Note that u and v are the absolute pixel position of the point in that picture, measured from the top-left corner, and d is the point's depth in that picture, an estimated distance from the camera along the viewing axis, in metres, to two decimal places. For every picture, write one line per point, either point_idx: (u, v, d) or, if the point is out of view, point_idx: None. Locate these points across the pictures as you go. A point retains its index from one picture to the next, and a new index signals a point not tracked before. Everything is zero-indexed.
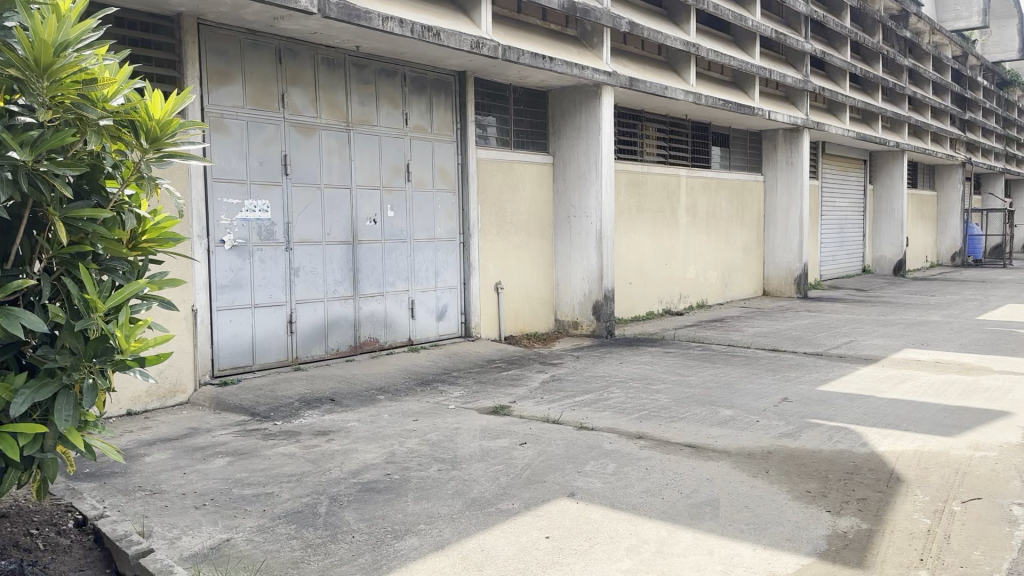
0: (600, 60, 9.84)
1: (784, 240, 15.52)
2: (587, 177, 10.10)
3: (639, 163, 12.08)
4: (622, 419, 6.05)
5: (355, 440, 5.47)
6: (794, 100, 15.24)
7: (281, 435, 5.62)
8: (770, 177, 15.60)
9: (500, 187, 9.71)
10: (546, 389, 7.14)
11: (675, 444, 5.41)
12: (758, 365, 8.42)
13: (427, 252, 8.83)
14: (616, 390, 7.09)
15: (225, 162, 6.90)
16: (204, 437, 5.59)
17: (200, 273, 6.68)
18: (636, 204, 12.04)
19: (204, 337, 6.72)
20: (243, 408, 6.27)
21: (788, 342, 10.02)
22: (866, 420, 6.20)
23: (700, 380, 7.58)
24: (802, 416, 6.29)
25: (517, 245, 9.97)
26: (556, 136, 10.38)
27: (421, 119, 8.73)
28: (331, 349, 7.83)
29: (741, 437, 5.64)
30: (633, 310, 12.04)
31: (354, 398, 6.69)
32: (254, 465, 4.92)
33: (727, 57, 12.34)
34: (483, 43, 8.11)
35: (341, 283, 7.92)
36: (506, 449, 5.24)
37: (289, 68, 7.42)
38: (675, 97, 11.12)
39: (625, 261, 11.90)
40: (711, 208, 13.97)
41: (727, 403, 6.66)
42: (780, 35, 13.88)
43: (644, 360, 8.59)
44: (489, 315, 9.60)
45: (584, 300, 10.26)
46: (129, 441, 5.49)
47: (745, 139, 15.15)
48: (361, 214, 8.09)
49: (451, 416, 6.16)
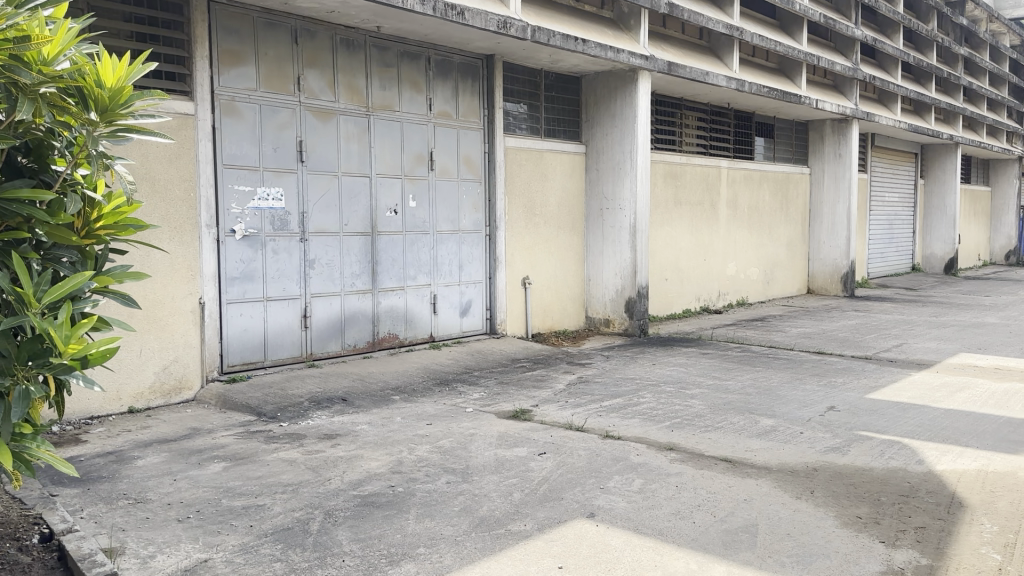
0: (637, 43, 9.33)
1: (830, 236, 14.85)
2: (621, 167, 9.61)
3: (678, 154, 11.54)
4: (653, 427, 5.59)
5: (361, 446, 5.08)
6: (842, 89, 14.54)
7: (285, 438, 5.26)
8: (816, 170, 14.91)
9: (530, 176, 9.27)
10: (573, 392, 6.69)
11: (709, 458, 4.93)
12: (802, 369, 7.87)
13: (451, 245, 8.44)
14: (647, 394, 6.61)
15: (236, 147, 6.57)
16: (203, 439, 5.25)
17: (209, 264, 6.36)
18: (674, 197, 11.50)
19: (212, 331, 6.41)
20: (249, 407, 5.92)
21: (834, 344, 9.43)
22: (921, 433, 5.64)
23: (739, 385, 7.07)
24: (851, 428, 5.76)
25: (547, 238, 9.53)
26: (589, 125, 9.92)
27: (446, 105, 8.33)
28: (347, 345, 7.48)
29: (782, 451, 5.14)
30: (669, 307, 11.52)
31: (367, 399, 6.31)
32: (251, 472, 4.57)
33: (772, 42, 11.73)
34: (511, 24, 7.67)
35: (360, 276, 7.56)
36: (523, 459, 4.82)
37: (306, 49, 7.06)
38: (717, 83, 10.56)
39: (661, 256, 11.38)
40: (754, 201, 13.37)
41: (767, 412, 6.15)
42: (829, 20, 13.19)
43: (679, 362, 8.09)
44: (516, 312, 9.17)
45: (616, 297, 9.78)
46: (125, 442, 5.18)
47: (790, 129, 14.50)
48: (382, 204, 7.72)
49: (468, 420, 5.74)
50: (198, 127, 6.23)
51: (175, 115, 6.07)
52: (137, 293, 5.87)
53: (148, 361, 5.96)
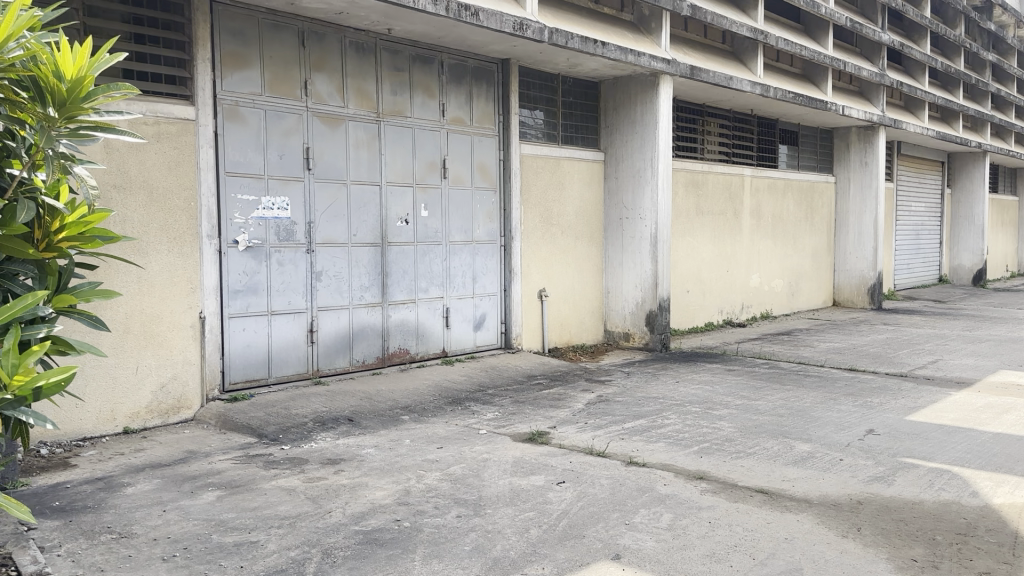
0: (658, 47, 8.98)
1: (857, 247, 14.40)
2: (641, 175, 9.25)
3: (700, 162, 11.17)
4: (680, 453, 5.20)
5: (366, 473, 4.72)
6: (868, 96, 14.11)
7: (286, 463, 4.92)
8: (841, 178, 14.49)
9: (547, 185, 8.93)
10: (593, 413, 6.31)
11: (743, 489, 4.54)
12: (834, 389, 7.45)
13: (464, 256, 8.10)
14: (672, 416, 6.22)
15: (240, 154, 6.27)
16: (199, 464, 4.92)
17: (210, 276, 6.05)
18: (696, 206, 11.12)
19: (213, 347, 6.10)
20: (250, 429, 5.60)
21: (866, 361, 8.99)
22: (971, 460, 5.22)
23: (770, 405, 6.67)
24: (894, 454, 5.35)
25: (564, 249, 9.17)
26: (608, 131, 9.57)
27: (460, 110, 8.01)
28: (355, 361, 7.14)
29: (821, 482, 4.74)
30: (691, 320, 11.12)
31: (375, 420, 5.96)
32: (247, 502, 4.22)
33: (797, 46, 11.36)
34: (527, 25, 7.33)
35: (369, 289, 7.23)
36: (541, 490, 4.44)
37: (314, 52, 6.76)
38: (741, 88, 10.19)
39: (683, 267, 10.98)
40: (778, 211, 12.96)
41: (802, 436, 5.75)
42: (855, 24, 12.78)
43: (704, 379, 7.69)
44: (532, 326, 8.81)
45: (636, 309, 9.40)
46: (116, 467, 4.86)
47: (814, 137, 14.09)
48: (392, 213, 7.39)
49: (482, 444, 5.38)
50: (199, 133, 5.94)
51: (175, 120, 5.78)
52: (133, 306, 5.58)
53: (144, 379, 5.66)
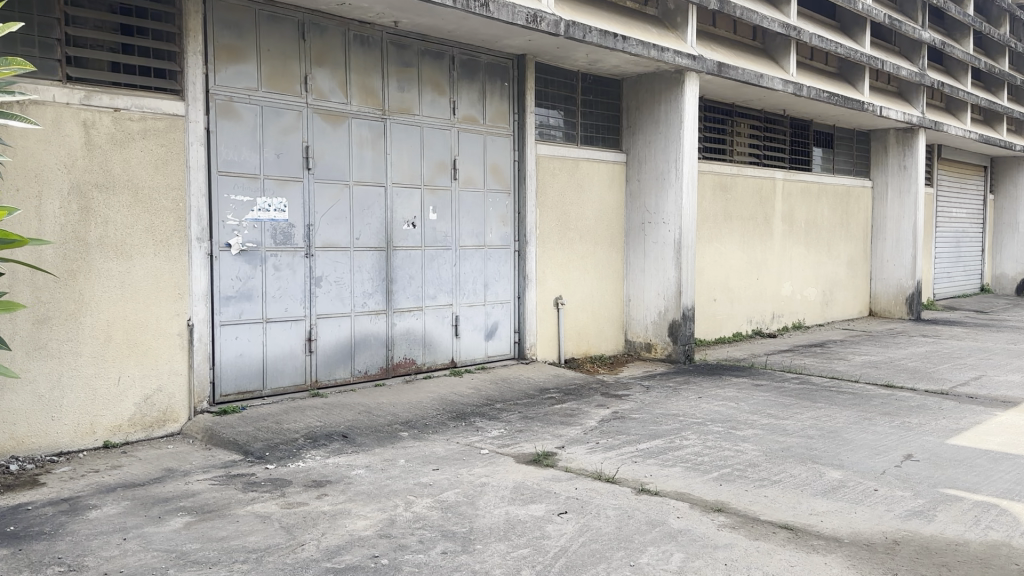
0: (684, 43, 8.52)
1: (894, 254, 13.78)
2: (665, 177, 8.79)
3: (729, 164, 10.66)
4: (697, 480, 4.74)
5: (351, 498, 4.33)
6: (908, 96, 13.48)
7: (267, 485, 4.55)
8: (879, 183, 13.88)
9: (565, 187, 8.50)
10: (606, 431, 5.86)
11: (765, 524, 4.08)
12: (868, 407, 6.92)
13: (475, 261, 7.71)
14: (692, 436, 5.75)
15: (234, 153, 5.94)
16: (174, 485, 4.56)
17: (200, 282, 5.72)
18: (724, 210, 10.62)
19: (203, 356, 5.75)
20: (236, 445, 5.24)
21: (904, 376, 8.42)
22: (1022, 493, 4.69)
23: (799, 426, 6.18)
24: (934, 484, 4.84)
25: (582, 255, 8.73)
26: (631, 132, 9.14)
27: (472, 108, 7.63)
28: (357, 372, 6.78)
29: (853, 517, 4.26)
30: (718, 330, 10.60)
31: (371, 436, 5.58)
32: (215, 531, 3.86)
33: (832, 44, 10.81)
34: (542, 17, 6.91)
35: (372, 295, 6.86)
36: (539, 521, 4.02)
37: (315, 46, 6.42)
38: (772, 87, 9.68)
39: (710, 275, 10.48)
40: (811, 216, 12.41)
41: (833, 462, 5.27)
42: (894, 21, 12.19)
43: (729, 395, 7.22)
44: (548, 335, 8.38)
45: (659, 319, 8.93)
46: (86, 487, 4.52)
47: (850, 139, 13.49)
48: (398, 216, 7.02)
49: (482, 466, 4.97)
50: (189, 130, 5.61)
51: (162, 116, 5.46)
52: (115, 313, 5.26)
53: (127, 390, 5.34)
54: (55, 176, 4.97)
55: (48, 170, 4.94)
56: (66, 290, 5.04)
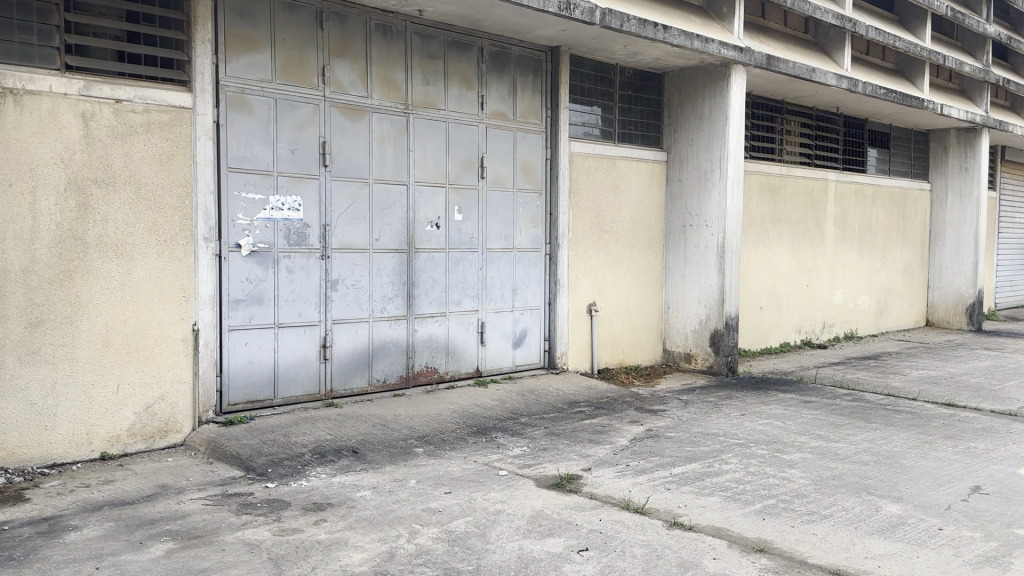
0: (730, 34, 7.99)
1: (954, 261, 13.01)
2: (708, 177, 8.28)
3: (778, 165, 10.08)
4: (737, 514, 4.25)
5: (351, 526, 3.94)
6: (970, 95, 12.70)
7: (263, 507, 4.19)
8: (937, 186, 13.13)
9: (600, 187, 8.04)
10: (638, 452, 5.39)
11: (814, 570, 3.59)
12: (928, 429, 6.32)
13: (503, 265, 7.29)
14: (733, 460, 5.25)
15: (245, 148, 5.62)
16: (164, 505, 4.22)
17: (207, 284, 5.40)
18: (772, 213, 10.04)
19: (209, 363, 5.43)
20: (238, 460, 4.90)
21: (967, 394, 7.78)
22: None
23: (851, 449, 5.64)
24: (1007, 524, 4.28)
25: (617, 259, 8.26)
26: (672, 129, 8.64)
27: (502, 104, 7.22)
28: (375, 381, 6.42)
29: (915, 562, 3.74)
30: (763, 340, 10.02)
31: (383, 453, 5.18)
32: (197, 561, 3.50)
33: (890, 37, 10.15)
34: (576, 4, 6.45)
35: (393, 300, 6.49)
36: (557, 560, 3.58)
37: (334, 36, 6.07)
38: (825, 81, 9.08)
39: (756, 281, 9.91)
40: (865, 220, 11.74)
41: (889, 493, 4.73)
42: (956, 15, 11.46)
43: (774, 412, 6.68)
44: (580, 344, 7.92)
45: (699, 328, 8.41)
46: (71, 504, 4.20)
47: (908, 139, 12.77)
48: (420, 216, 6.64)
49: (498, 490, 4.54)
50: (197, 123, 5.29)
51: (168, 108, 5.15)
52: (114, 316, 4.96)
53: (127, 399, 5.03)
54: (50, 172, 4.68)
55: (42, 164, 4.65)
56: (61, 293, 4.74)
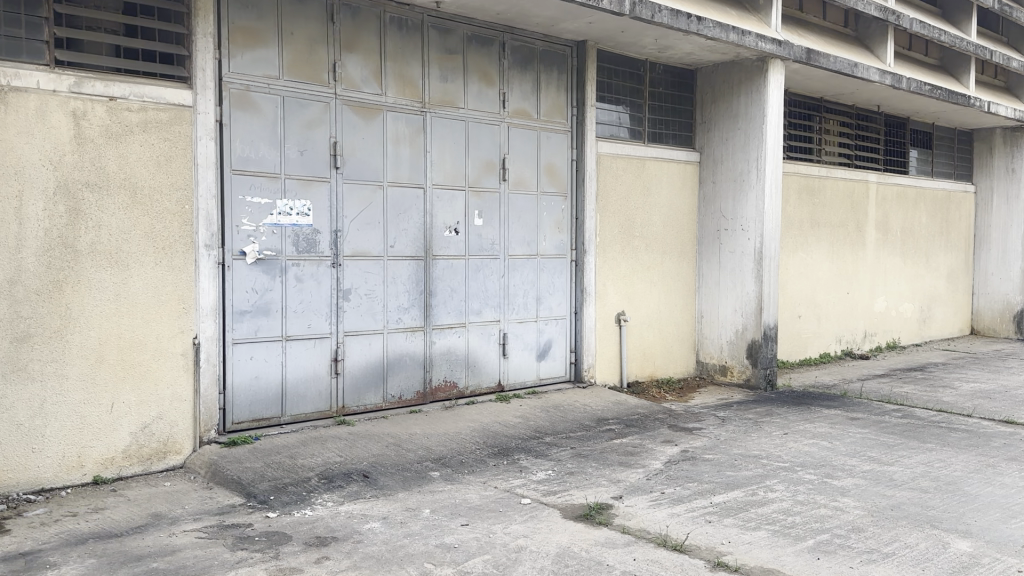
0: (767, 27, 7.52)
1: (1001, 267, 12.37)
2: (744, 179, 7.81)
3: (817, 165, 9.57)
4: (788, 552, 3.79)
5: (356, 565, 3.54)
6: (1017, 92, 12.08)
7: (261, 542, 3.80)
8: (983, 188, 12.51)
9: (630, 189, 7.61)
10: (674, 477, 4.95)
11: None
12: (989, 451, 5.79)
13: (526, 272, 6.88)
14: (778, 488, 4.78)
15: (251, 149, 5.26)
16: (154, 538, 3.85)
17: (208, 295, 5.04)
18: (811, 216, 9.53)
19: (211, 379, 5.08)
20: (239, 486, 4.53)
21: None
22: None
23: (907, 474, 5.14)
24: None
25: (648, 265, 7.82)
26: (705, 129, 8.19)
27: (525, 101, 6.82)
28: (391, 397, 6.03)
29: None
30: (801, 351, 9.50)
31: (396, 477, 4.79)
32: None
33: (935, 30, 9.61)
34: None
35: (409, 310, 6.10)
36: None
37: (345, 29, 5.71)
38: (868, 76, 8.57)
39: (794, 289, 9.40)
40: (908, 224, 11.18)
41: (957, 527, 4.23)
42: (1004, 7, 10.87)
43: (819, 431, 6.19)
44: (608, 355, 7.48)
45: (735, 338, 7.94)
46: (53, 537, 3.84)
47: (951, 139, 12.19)
48: (438, 221, 6.26)
49: (521, 522, 4.12)
50: (198, 122, 4.95)
51: (166, 106, 4.81)
52: (107, 329, 4.60)
53: (121, 419, 4.67)
54: (37, 174, 4.34)
55: (30, 167, 4.32)
56: (49, 306, 4.40)
